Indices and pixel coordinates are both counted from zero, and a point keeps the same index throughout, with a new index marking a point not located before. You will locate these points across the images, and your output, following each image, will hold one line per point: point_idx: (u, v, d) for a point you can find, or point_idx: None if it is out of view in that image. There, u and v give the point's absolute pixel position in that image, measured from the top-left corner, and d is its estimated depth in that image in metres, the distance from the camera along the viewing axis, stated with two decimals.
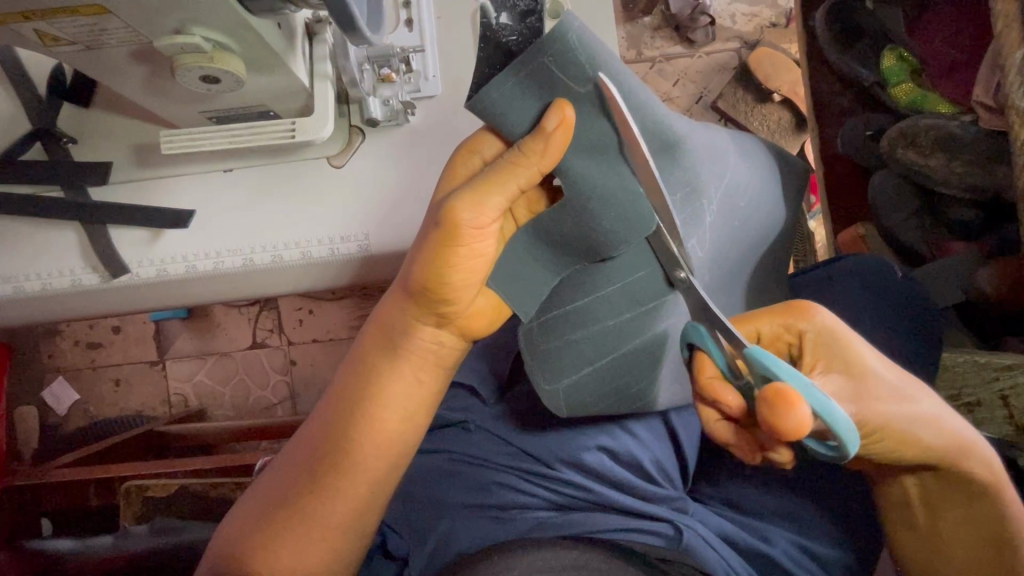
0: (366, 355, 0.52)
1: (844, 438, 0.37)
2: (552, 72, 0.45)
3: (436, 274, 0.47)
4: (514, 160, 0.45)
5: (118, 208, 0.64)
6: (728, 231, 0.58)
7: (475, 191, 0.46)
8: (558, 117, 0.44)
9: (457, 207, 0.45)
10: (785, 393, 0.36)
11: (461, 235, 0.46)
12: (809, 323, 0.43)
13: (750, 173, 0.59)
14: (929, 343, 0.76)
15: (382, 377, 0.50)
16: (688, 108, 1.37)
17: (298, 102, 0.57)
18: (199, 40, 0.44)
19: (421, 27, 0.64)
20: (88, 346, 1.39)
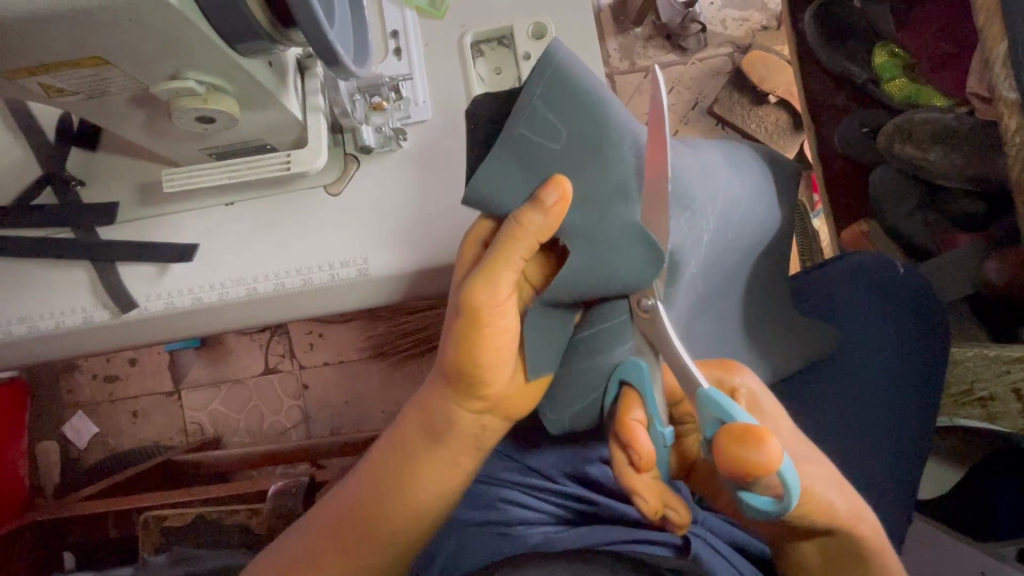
0: (402, 438, 0.52)
1: (792, 490, 0.38)
2: (529, 139, 0.47)
3: (463, 354, 0.47)
4: (517, 234, 0.46)
5: (127, 246, 0.66)
6: (722, 247, 0.58)
7: (485, 272, 0.46)
8: (557, 191, 0.45)
9: (472, 291, 0.46)
10: (751, 430, 0.37)
11: (481, 316, 0.46)
12: (741, 379, 0.46)
13: (742, 184, 0.59)
14: (933, 335, 0.77)
15: (413, 458, 0.51)
16: (684, 114, 1.38)
17: (292, 134, 0.59)
18: (193, 83, 0.46)
19: (409, 55, 0.67)
20: (106, 380, 1.42)
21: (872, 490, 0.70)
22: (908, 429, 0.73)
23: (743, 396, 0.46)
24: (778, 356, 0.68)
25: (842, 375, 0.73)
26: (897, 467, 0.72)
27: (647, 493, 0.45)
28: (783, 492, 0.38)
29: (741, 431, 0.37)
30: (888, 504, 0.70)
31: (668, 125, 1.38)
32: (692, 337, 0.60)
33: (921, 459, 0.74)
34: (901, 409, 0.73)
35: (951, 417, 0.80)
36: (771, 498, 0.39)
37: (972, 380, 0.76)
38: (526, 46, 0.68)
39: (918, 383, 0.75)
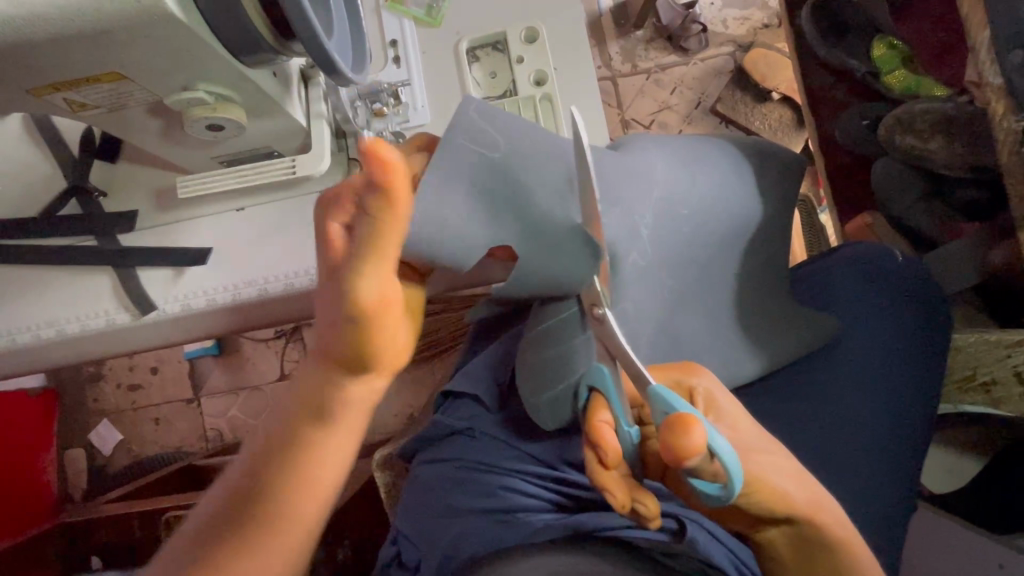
0: (278, 430, 0.40)
1: (733, 475, 0.40)
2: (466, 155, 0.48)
3: (360, 348, 0.37)
4: (387, 206, 0.32)
5: (146, 252, 0.69)
6: (671, 241, 0.61)
7: (358, 266, 0.34)
8: (376, 154, 0.30)
9: (358, 288, 0.34)
10: (683, 415, 0.38)
11: (381, 310, 0.35)
12: (697, 379, 0.49)
13: (694, 176, 0.62)
14: (933, 323, 0.77)
15: (308, 448, 0.40)
16: (687, 114, 1.40)
17: (297, 140, 0.62)
18: (202, 93, 0.49)
19: (407, 62, 0.70)
20: (129, 388, 1.47)
21: (875, 477, 0.70)
22: (909, 415, 0.73)
23: (700, 396, 0.47)
24: (773, 344, 0.69)
25: (843, 363, 0.73)
26: (900, 454, 0.72)
27: (614, 489, 0.45)
28: (726, 478, 0.40)
29: (672, 420, 0.38)
30: (893, 489, 0.71)
31: (670, 125, 1.40)
32: (679, 324, 0.63)
33: (924, 446, 0.74)
34: (902, 395, 0.74)
35: (956, 405, 0.80)
36: (719, 484, 0.41)
37: (975, 365, 0.77)
38: (520, 51, 0.71)
39: (919, 370, 0.75)
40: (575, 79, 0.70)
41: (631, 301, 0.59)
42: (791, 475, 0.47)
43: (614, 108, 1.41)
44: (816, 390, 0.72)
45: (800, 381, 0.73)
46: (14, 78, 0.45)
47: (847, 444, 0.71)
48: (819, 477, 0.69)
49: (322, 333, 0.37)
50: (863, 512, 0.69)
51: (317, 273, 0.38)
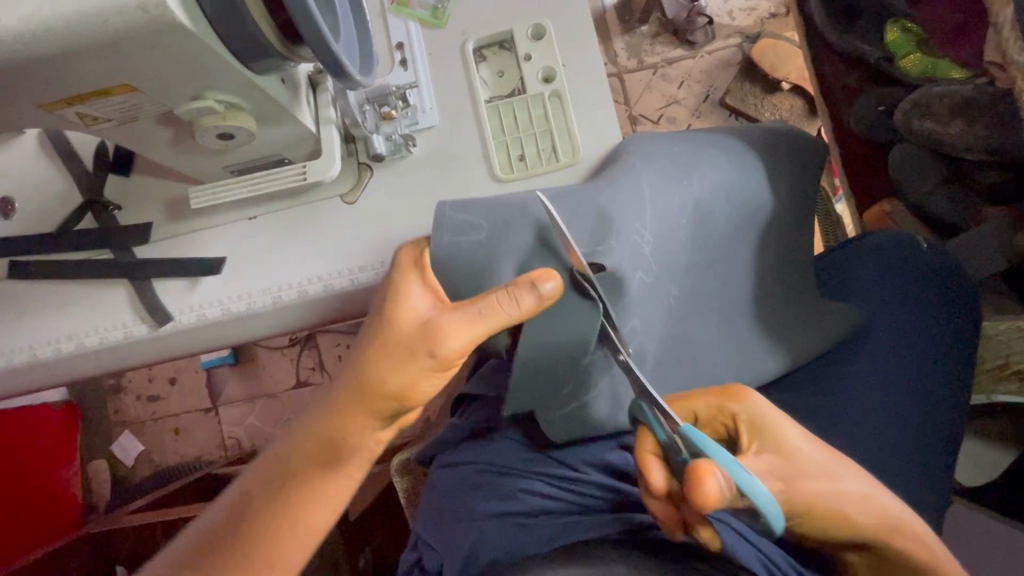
0: (296, 462, 0.48)
1: (772, 516, 0.42)
2: (457, 236, 0.57)
3: (408, 391, 0.47)
4: (506, 302, 0.47)
5: (161, 263, 0.70)
6: (676, 253, 0.62)
7: (461, 318, 0.46)
8: (554, 285, 0.47)
9: (444, 336, 0.46)
10: (700, 466, 0.40)
11: (447, 363, 0.47)
12: (739, 407, 0.51)
13: (683, 178, 0.62)
14: (960, 311, 0.75)
15: (308, 484, 0.47)
16: (696, 108, 1.38)
17: (307, 147, 0.62)
18: (211, 102, 0.49)
19: (414, 65, 0.69)
20: (149, 399, 1.50)
21: (906, 472, 0.68)
22: (939, 407, 0.71)
23: (741, 424, 0.50)
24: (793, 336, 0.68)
25: (870, 355, 0.71)
26: (931, 447, 0.70)
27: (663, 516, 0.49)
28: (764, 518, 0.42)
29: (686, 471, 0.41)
30: (924, 483, 0.69)
31: (679, 120, 1.38)
32: (696, 331, 0.63)
33: (957, 438, 0.72)
34: (930, 385, 0.72)
35: (987, 395, 0.77)
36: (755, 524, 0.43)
37: (1008, 353, 0.75)
38: (527, 48, 0.70)
39: (947, 360, 0.73)
40: (583, 74, 0.69)
41: (639, 322, 0.60)
42: (864, 502, 0.50)
43: (622, 104, 1.39)
44: (841, 383, 0.71)
45: (823, 373, 0.72)
46: (27, 93, 0.45)
47: (878, 439, 0.68)
48: None
49: (379, 365, 0.47)
50: None
51: (405, 316, 0.49)
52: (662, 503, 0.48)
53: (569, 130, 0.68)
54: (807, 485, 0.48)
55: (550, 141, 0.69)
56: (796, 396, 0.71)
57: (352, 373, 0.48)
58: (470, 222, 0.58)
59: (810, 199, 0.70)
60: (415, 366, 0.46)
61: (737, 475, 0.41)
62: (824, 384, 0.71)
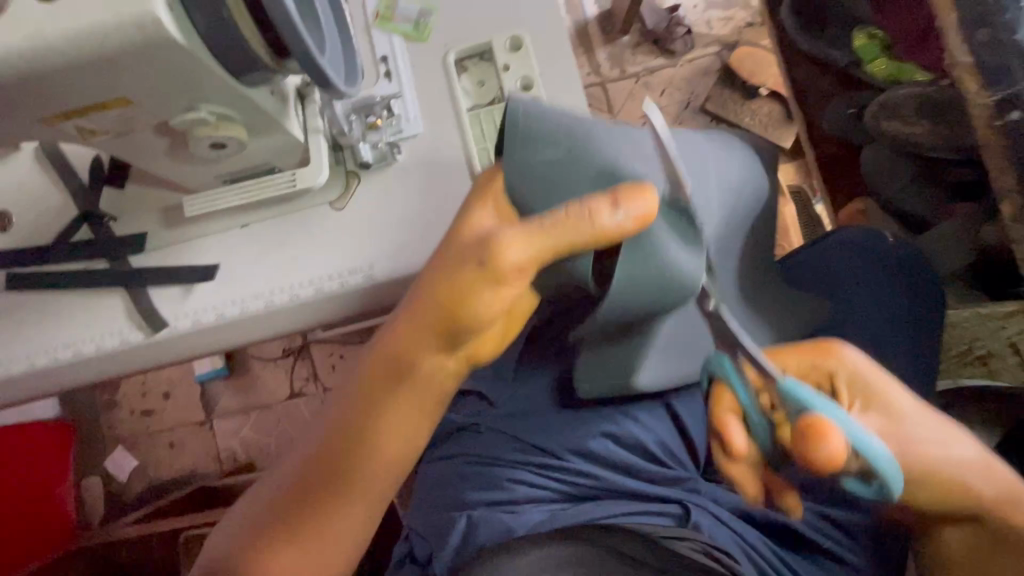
0: (372, 382, 0.53)
1: (890, 477, 0.45)
2: (532, 136, 0.53)
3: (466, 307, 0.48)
4: (581, 217, 0.46)
5: (156, 271, 0.72)
6: (714, 239, 0.60)
7: (530, 232, 0.47)
8: (642, 206, 0.47)
9: (506, 248, 0.47)
10: (820, 426, 0.43)
11: (501, 270, 0.47)
12: (837, 364, 0.55)
13: (719, 161, 0.62)
14: (928, 300, 0.78)
15: (377, 398, 0.53)
16: (677, 115, 1.42)
17: (296, 156, 0.65)
18: (204, 113, 0.52)
19: (399, 76, 0.73)
20: (145, 412, 1.51)
21: None
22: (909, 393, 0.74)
23: (839, 381, 0.54)
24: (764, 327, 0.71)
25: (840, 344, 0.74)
26: None
27: (744, 481, 0.53)
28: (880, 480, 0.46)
29: (806, 431, 0.43)
30: None
31: None
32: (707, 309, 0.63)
33: None
34: (899, 372, 0.75)
35: (955, 380, 0.81)
36: (869, 486, 0.47)
37: (970, 339, 0.78)
38: (506, 58, 0.73)
39: (914, 348, 0.76)
40: (560, 82, 0.73)
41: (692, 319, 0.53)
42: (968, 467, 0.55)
43: (606, 112, 1.43)
44: None
45: None
46: (29, 107, 0.47)
47: None
48: None
49: (443, 277, 0.49)
50: None
51: (470, 228, 0.52)
52: (742, 466, 0.52)
53: None
54: (918, 449, 0.54)
55: None
56: None
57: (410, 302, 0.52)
58: (554, 130, 0.53)
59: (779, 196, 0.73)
60: (482, 289, 0.48)
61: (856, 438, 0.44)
62: None
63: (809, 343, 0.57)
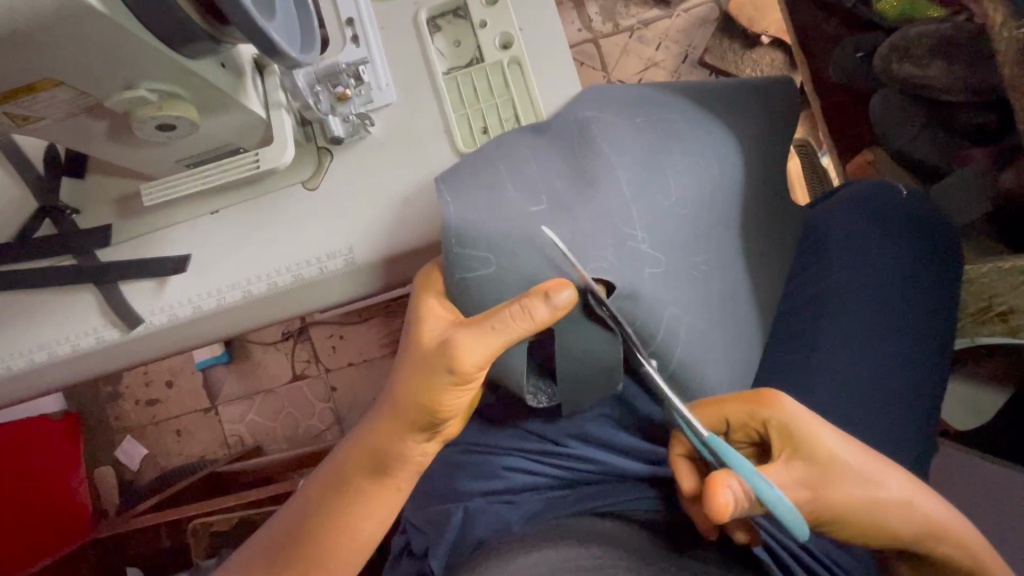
0: (351, 469, 0.55)
1: (793, 525, 0.44)
2: (470, 246, 0.55)
3: (440, 406, 0.51)
4: (518, 316, 0.47)
5: (127, 265, 0.69)
6: (688, 253, 0.60)
7: (471, 332, 0.49)
8: (564, 298, 0.47)
9: (464, 355, 0.49)
10: (712, 480, 0.44)
11: (465, 376, 0.50)
12: (771, 412, 0.53)
13: (696, 200, 0.61)
14: (942, 257, 0.74)
15: (356, 484, 0.55)
16: (675, 68, 1.34)
17: (259, 134, 0.60)
18: (143, 91, 0.47)
19: (367, 39, 0.66)
20: (148, 402, 1.51)
21: (896, 418, 0.68)
22: (923, 356, 0.71)
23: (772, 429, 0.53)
24: (767, 293, 0.68)
25: (851, 307, 0.71)
26: (918, 391, 0.70)
27: (700, 521, 0.53)
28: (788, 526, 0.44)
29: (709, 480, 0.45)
30: (914, 428, 0.69)
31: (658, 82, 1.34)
32: (722, 281, 0.63)
33: (941, 384, 0.72)
34: (915, 331, 0.71)
35: (971, 338, 0.76)
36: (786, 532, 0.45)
37: (990, 295, 0.74)
38: (480, 14, 0.67)
39: (929, 306, 0.72)
40: (542, 36, 0.67)
41: (683, 332, 0.59)
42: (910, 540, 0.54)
43: (599, 70, 1.35)
44: (822, 339, 0.70)
45: (805, 328, 0.72)
46: None
47: (862, 392, 0.68)
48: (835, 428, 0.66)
49: (419, 377, 0.52)
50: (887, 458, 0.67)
51: (431, 322, 0.54)
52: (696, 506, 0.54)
53: (531, 98, 0.66)
54: (841, 490, 0.52)
55: (511, 110, 0.67)
56: (774, 356, 0.72)
57: (392, 394, 0.54)
58: (478, 252, 0.55)
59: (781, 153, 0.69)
60: (456, 354, 0.49)
61: (765, 491, 0.44)
62: (804, 340, 0.71)
63: (751, 389, 0.55)
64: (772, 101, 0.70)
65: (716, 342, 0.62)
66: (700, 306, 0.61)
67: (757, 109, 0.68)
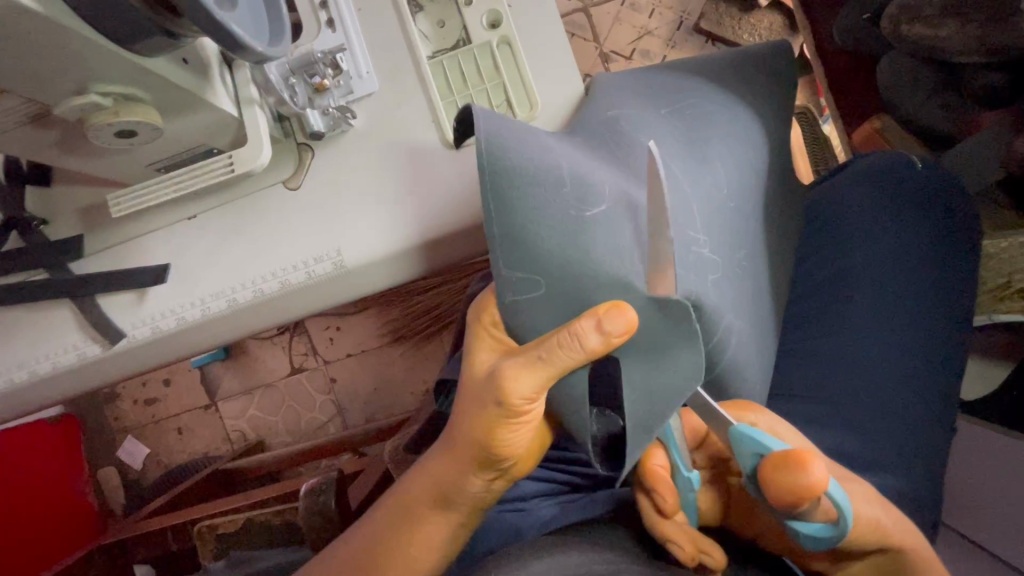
0: (412, 499, 0.55)
1: (845, 513, 0.42)
2: (516, 208, 0.45)
3: (496, 440, 0.50)
4: (569, 345, 0.43)
5: (103, 277, 0.65)
6: (730, 248, 0.56)
7: (520, 362, 0.46)
8: (622, 322, 0.42)
9: (512, 388, 0.46)
10: (795, 454, 0.41)
11: (517, 408, 0.47)
12: (757, 416, 0.50)
13: (729, 191, 0.58)
14: (959, 231, 0.71)
15: (418, 514, 0.55)
16: (670, 37, 1.28)
17: (231, 133, 0.55)
18: (95, 96, 0.42)
19: (343, 24, 0.61)
20: (147, 403, 1.48)
21: (917, 398, 0.65)
22: (942, 334, 0.68)
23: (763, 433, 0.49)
24: (780, 277, 0.65)
25: (865, 289, 0.68)
26: (939, 371, 0.67)
27: (681, 541, 0.47)
28: (838, 516, 0.42)
29: (784, 457, 0.41)
30: (936, 408, 0.66)
31: (653, 52, 1.28)
32: (749, 273, 0.59)
33: (961, 360, 0.69)
34: (935, 307, 0.68)
35: (989, 314, 0.74)
36: (827, 523, 0.43)
37: (1009, 272, 0.72)
38: None
39: (949, 282, 0.69)
40: (532, 13, 0.62)
41: (732, 335, 0.55)
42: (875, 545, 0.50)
43: (591, 42, 1.29)
44: (835, 323, 0.68)
45: (817, 312, 0.70)
46: None
47: (882, 374, 0.65)
48: (855, 414, 0.64)
49: (470, 409, 0.50)
50: (909, 440, 0.64)
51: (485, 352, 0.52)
52: (674, 524, 0.48)
53: (523, 81, 0.61)
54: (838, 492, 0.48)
55: (503, 96, 0.62)
56: (784, 341, 0.70)
57: (451, 426, 0.53)
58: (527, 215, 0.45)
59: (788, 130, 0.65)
60: (506, 386, 0.46)
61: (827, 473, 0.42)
62: (817, 324, 0.69)
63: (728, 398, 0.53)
64: (777, 74, 0.66)
65: (751, 346, 0.59)
66: (742, 304, 0.57)
67: (762, 83, 0.64)
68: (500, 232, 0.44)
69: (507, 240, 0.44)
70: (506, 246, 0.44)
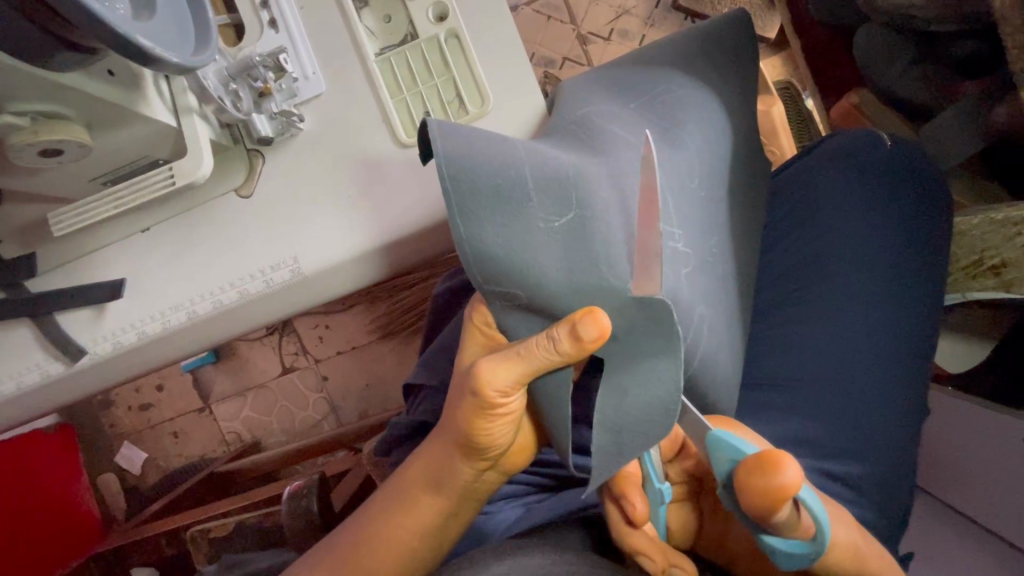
0: (381, 508, 0.54)
1: (823, 524, 0.41)
2: (485, 228, 0.42)
3: (478, 431, 0.47)
4: (545, 345, 0.42)
5: (60, 294, 0.64)
6: (705, 240, 0.55)
7: (500, 357, 0.45)
8: (594, 327, 0.40)
9: (489, 379, 0.44)
10: (770, 457, 0.40)
11: (495, 400, 0.46)
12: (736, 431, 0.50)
13: (704, 180, 0.56)
14: (933, 209, 0.70)
15: (388, 523, 0.53)
16: (647, 15, 1.25)
17: (171, 144, 0.54)
18: (9, 116, 0.44)
19: (285, 23, 0.60)
20: (140, 409, 1.49)
21: (893, 381, 0.65)
22: (916, 314, 0.67)
23: None
24: (752, 264, 0.64)
25: (837, 272, 0.67)
26: (915, 352, 0.66)
27: (651, 553, 0.46)
28: (816, 530, 0.42)
29: (757, 461, 0.40)
30: (912, 388, 0.66)
31: (631, 32, 1.25)
32: (723, 263, 0.58)
33: (936, 339, 0.69)
34: (910, 288, 0.67)
35: (963, 293, 0.73)
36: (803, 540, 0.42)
37: (982, 249, 0.71)
38: None
39: (924, 262, 0.68)
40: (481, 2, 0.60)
41: (705, 330, 0.54)
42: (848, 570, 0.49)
43: (567, 23, 1.26)
44: (807, 307, 0.67)
45: (791, 298, 0.68)
46: None
47: (856, 357, 0.64)
48: (830, 399, 0.64)
49: (453, 403, 0.49)
50: (886, 422, 0.64)
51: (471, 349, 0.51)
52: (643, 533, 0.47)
53: (473, 75, 0.59)
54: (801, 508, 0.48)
55: (453, 91, 0.60)
56: (758, 327, 0.69)
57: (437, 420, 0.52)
58: (499, 231, 0.42)
59: (751, 113, 0.64)
60: (482, 381, 0.45)
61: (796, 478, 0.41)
62: (790, 309, 0.68)
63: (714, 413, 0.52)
64: (739, 56, 0.64)
65: (727, 340, 0.58)
66: (717, 292, 0.56)
67: (724, 65, 0.62)
68: (473, 255, 0.42)
69: (482, 263, 0.42)
70: (481, 265, 0.42)
